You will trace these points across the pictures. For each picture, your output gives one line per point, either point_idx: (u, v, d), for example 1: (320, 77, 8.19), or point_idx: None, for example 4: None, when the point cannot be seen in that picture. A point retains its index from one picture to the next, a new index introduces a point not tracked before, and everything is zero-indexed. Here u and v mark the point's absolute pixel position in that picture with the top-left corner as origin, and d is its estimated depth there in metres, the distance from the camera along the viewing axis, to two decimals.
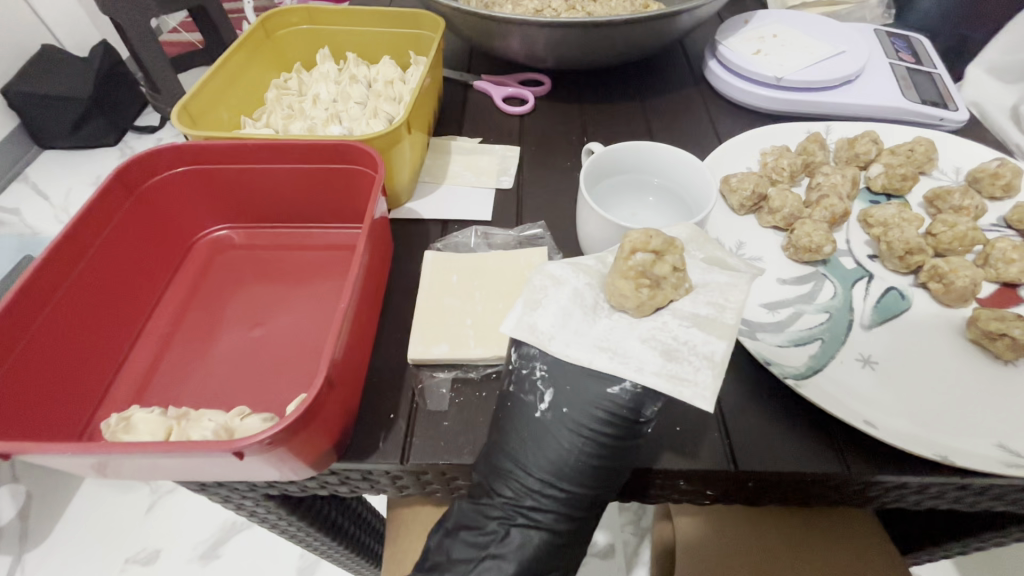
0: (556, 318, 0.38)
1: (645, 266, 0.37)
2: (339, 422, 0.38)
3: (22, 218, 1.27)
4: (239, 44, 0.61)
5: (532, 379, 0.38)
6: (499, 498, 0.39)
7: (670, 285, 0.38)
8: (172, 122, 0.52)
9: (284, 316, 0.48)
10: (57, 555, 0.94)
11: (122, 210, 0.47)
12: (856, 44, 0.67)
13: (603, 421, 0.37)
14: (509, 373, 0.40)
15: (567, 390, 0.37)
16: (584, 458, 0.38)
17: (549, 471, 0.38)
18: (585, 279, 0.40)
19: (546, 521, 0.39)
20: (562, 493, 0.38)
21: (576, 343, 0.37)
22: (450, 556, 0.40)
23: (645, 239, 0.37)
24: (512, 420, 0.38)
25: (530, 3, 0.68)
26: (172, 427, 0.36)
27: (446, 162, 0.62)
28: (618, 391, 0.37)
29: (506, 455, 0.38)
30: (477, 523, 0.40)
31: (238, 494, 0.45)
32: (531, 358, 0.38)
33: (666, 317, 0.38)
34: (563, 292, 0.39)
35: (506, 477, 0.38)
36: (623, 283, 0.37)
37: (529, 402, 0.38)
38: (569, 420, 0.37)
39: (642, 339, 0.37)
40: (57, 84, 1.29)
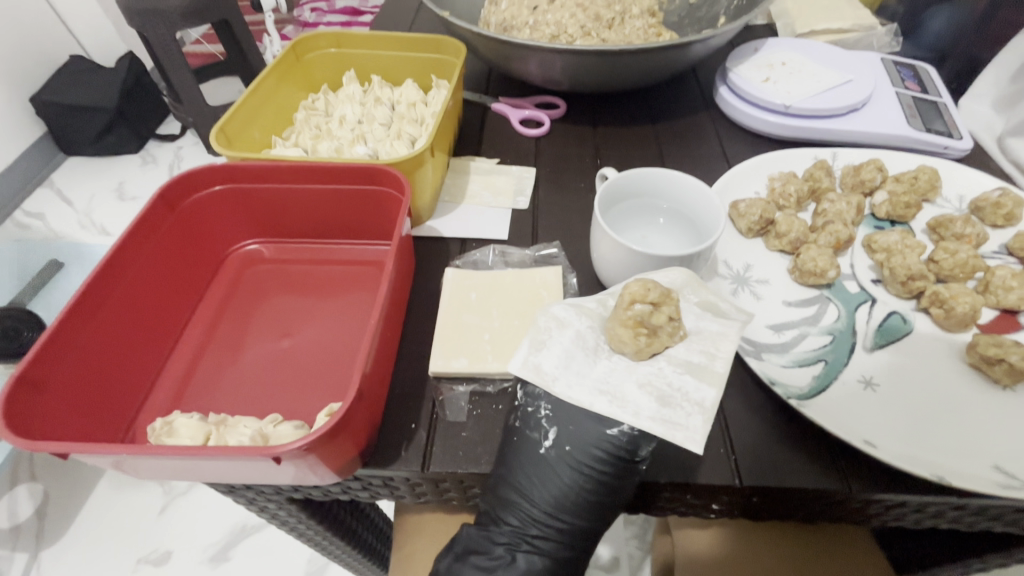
0: (560, 360, 0.41)
1: (643, 316, 0.40)
2: (365, 431, 0.40)
3: (47, 223, 1.31)
4: (271, 67, 0.64)
5: (537, 417, 0.41)
6: (506, 526, 0.42)
7: (666, 333, 0.41)
8: (211, 142, 0.56)
9: (312, 328, 0.50)
10: (72, 553, 0.97)
11: (163, 226, 0.50)
12: (862, 73, 0.69)
13: (603, 461, 0.40)
14: (515, 411, 0.42)
15: (569, 430, 0.41)
16: (585, 493, 0.40)
17: (551, 503, 0.41)
18: (587, 322, 0.43)
19: (548, 548, 0.42)
20: (562, 524, 0.41)
21: (577, 385, 0.40)
22: None
23: (643, 290, 0.40)
24: (517, 455, 0.41)
25: (548, 29, 0.71)
26: (211, 432, 0.39)
27: (464, 182, 0.64)
28: (616, 433, 0.39)
29: (512, 487, 0.41)
30: (484, 547, 0.43)
31: (264, 496, 0.47)
32: (536, 397, 0.42)
33: (662, 363, 0.41)
34: (566, 335, 0.42)
35: (511, 508, 0.41)
36: (622, 330, 0.40)
37: (533, 439, 0.41)
38: (570, 458, 0.40)
39: (639, 383, 0.40)
40: (84, 94, 1.34)
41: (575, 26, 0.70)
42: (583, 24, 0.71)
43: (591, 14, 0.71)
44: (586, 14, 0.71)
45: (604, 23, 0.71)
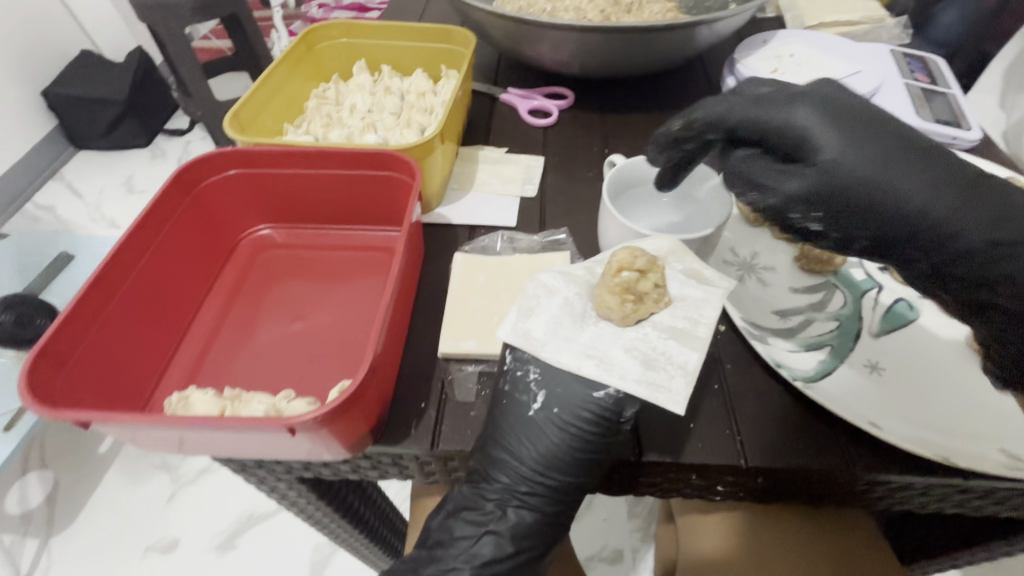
0: (547, 326, 0.41)
1: (629, 282, 0.41)
2: (376, 408, 0.41)
3: (58, 216, 1.33)
4: (283, 56, 0.65)
5: (526, 381, 0.42)
6: (497, 484, 0.42)
7: (652, 300, 0.42)
8: (224, 128, 0.57)
9: (324, 311, 0.51)
10: (81, 540, 0.98)
11: (179, 209, 0.51)
12: (871, 64, 0.69)
13: (590, 422, 0.41)
14: (502, 375, 0.43)
15: (557, 393, 0.42)
16: (572, 452, 0.42)
17: (539, 461, 0.42)
18: (575, 288, 0.43)
19: (536, 504, 0.43)
20: (550, 481, 0.43)
21: (565, 350, 0.41)
22: (452, 534, 0.44)
23: (630, 259, 0.42)
24: (506, 415, 0.42)
25: (567, 13, 0.72)
26: (226, 406, 0.40)
27: (473, 171, 0.65)
28: (602, 396, 0.41)
29: (501, 447, 0.41)
30: (476, 504, 0.43)
31: (275, 475, 0.48)
32: (526, 361, 0.42)
33: (648, 328, 0.41)
34: (554, 301, 0.42)
35: (501, 466, 0.42)
36: (610, 297, 0.41)
37: (523, 401, 0.42)
38: (558, 419, 0.42)
39: (625, 348, 0.41)
40: (95, 88, 1.36)
41: (594, 10, 0.72)
42: (602, 9, 0.73)
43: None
44: (605, 1, 0.73)
45: (623, 8, 0.73)
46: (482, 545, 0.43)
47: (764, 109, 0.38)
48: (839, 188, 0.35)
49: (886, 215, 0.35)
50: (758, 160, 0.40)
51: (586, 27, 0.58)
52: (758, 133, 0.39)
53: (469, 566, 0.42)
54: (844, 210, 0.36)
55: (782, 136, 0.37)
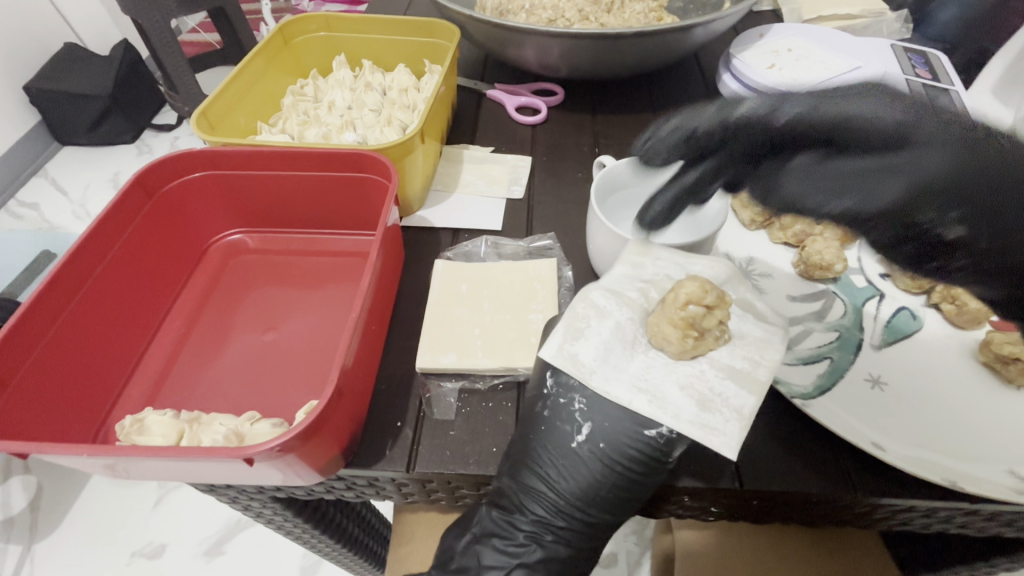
0: (597, 352, 0.38)
1: (696, 317, 0.37)
2: (347, 429, 0.38)
3: (41, 213, 1.28)
4: (257, 51, 0.62)
5: (570, 410, 0.38)
6: (530, 516, 0.40)
7: (714, 337, 0.38)
8: (190, 127, 0.53)
9: (298, 320, 0.49)
10: (64, 549, 0.93)
11: (140, 213, 0.48)
12: (871, 60, 0.66)
13: (636, 461, 0.37)
14: (542, 400, 0.39)
15: (605, 426, 0.37)
16: (615, 489, 0.38)
17: (580, 498, 0.39)
18: (628, 312, 0.40)
19: (572, 539, 0.40)
20: (588, 519, 0.40)
21: (615, 380, 0.37)
22: (481, 562, 0.42)
23: (701, 293, 0.38)
24: (544, 444, 0.39)
25: (543, 13, 0.69)
26: (184, 430, 0.37)
27: (458, 171, 0.62)
28: (654, 435, 0.37)
29: (538, 476, 0.39)
30: (507, 533, 0.41)
31: (246, 495, 0.45)
32: (569, 388, 0.39)
33: (704, 366, 0.38)
34: (605, 325, 0.39)
35: (535, 498, 0.39)
36: (669, 328, 0.38)
37: (566, 431, 0.38)
38: (604, 455, 0.37)
39: (681, 386, 0.37)
40: (78, 82, 1.31)
41: (572, 10, 0.69)
42: (581, 8, 0.69)
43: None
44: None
45: (603, 6, 0.69)
46: None
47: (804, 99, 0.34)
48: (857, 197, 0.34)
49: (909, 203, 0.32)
50: (825, 166, 0.34)
51: (573, 33, 0.56)
52: (798, 132, 0.35)
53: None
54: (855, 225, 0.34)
55: (822, 131, 0.34)
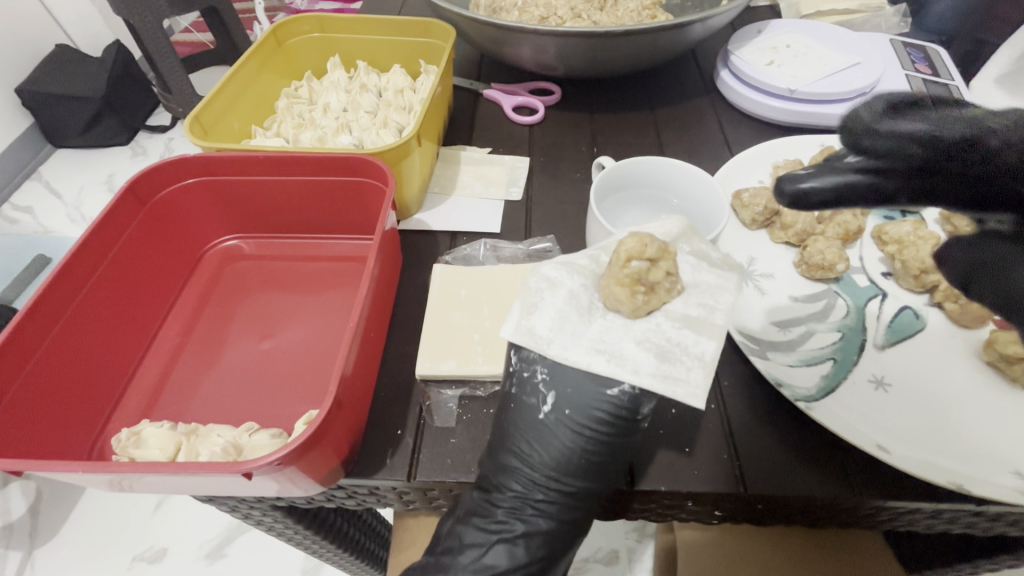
0: (553, 322, 0.38)
1: (640, 273, 0.37)
2: (347, 439, 0.38)
3: (35, 216, 1.27)
4: (250, 54, 0.61)
5: (534, 382, 0.39)
6: (508, 493, 0.39)
7: (664, 289, 0.38)
8: (184, 132, 0.52)
9: (295, 328, 0.48)
10: (64, 554, 0.93)
11: (133, 222, 0.47)
12: (870, 54, 0.66)
13: (604, 422, 0.37)
14: (510, 376, 0.40)
15: (567, 393, 0.38)
16: (587, 455, 0.38)
17: (553, 468, 0.39)
18: (580, 280, 0.40)
19: (554, 512, 0.40)
20: (566, 488, 0.39)
21: (573, 346, 0.37)
22: (462, 541, 0.40)
23: (640, 247, 0.38)
24: (514, 421, 0.39)
25: (536, 10, 0.68)
26: (181, 443, 0.37)
27: (455, 173, 0.62)
28: (617, 393, 0.37)
29: (512, 452, 0.39)
30: (486, 511, 0.40)
31: (247, 504, 0.44)
32: (532, 361, 0.39)
33: (660, 319, 0.38)
34: (559, 296, 0.39)
35: (512, 473, 0.39)
36: (619, 289, 0.38)
37: (532, 404, 0.39)
38: (570, 421, 0.38)
39: (637, 341, 0.38)
40: (70, 85, 1.29)
41: (565, 9, 0.68)
42: (573, 7, 0.69)
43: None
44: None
45: (596, 5, 0.69)
46: (493, 555, 0.39)
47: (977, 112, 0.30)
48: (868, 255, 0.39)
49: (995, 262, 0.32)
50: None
51: (565, 32, 0.55)
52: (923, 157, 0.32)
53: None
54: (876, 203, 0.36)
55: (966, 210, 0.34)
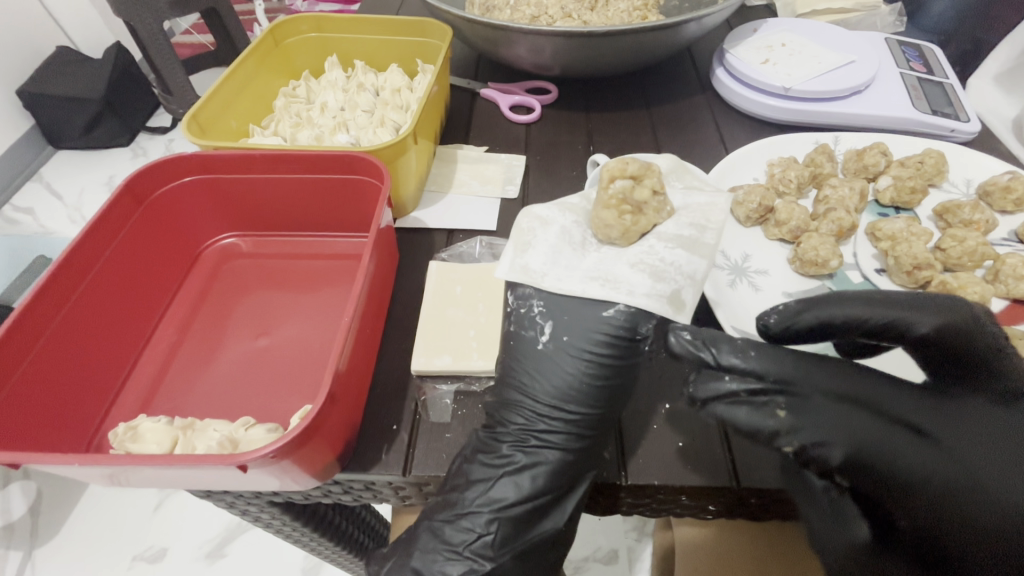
0: (546, 257, 0.42)
1: (625, 192, 0.41)
2: (342, 434, 0.38)
3: (36, 218, 1.28)
4: (248, 53, 0.61)
5: (531, 316, 0.42)
6: (511, 426, 0.40)
7: (651, 209, 0.42)
8: (181, 131, 0.53)
9: (293, 325, 0.48)
10: (65, 554, 0.93)
11: (131, 218, 0.48)
12: (865, 53, 0.66)
13: (602, 343, 0.41)
14: (508, 316, 0.43)
15: (564, 320, 0.41)
16: (589, 377, 0.40)
17: (556, 394, 0.41)
18: (570, 217, 0.44)
19: (560, 442, 0.40)
20: (571, 415, 0.40)
21: (567, 278, 0.41)
22: (467, 479, 0.39)
23: (621, 167, 0.42)
24: (514, 355, 0.42)
25: (527, 9, 0.69)
26: (178, 437, 0.37)
27: (451, 171, 0.62)
28: (613, 314, 0.41)
29: (515, 386, 0.41)
30: (490, 447, 0.40)
31: (244, 500, 0.44)
32: (527, 297, 0.42)
33: (652, 241, 0.42)
34: (551, 232, 0.43)
35: (514, 405, 0.41)
36: (607, 213, 0.42)
37: (530, 336, 0.42)
38: (569, 346, 0.41)
39: (631, 264, 0.41)
40: (70, 86, 1.30)
41: (556, 8, 0.69)
42: (564, 6, 0.69)
43: None
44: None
45: (586, 5, 0.69)
46: (501, 489, 0.39)
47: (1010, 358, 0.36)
48: (848, 418, 0.37)
49: (956, 479, 0.35)
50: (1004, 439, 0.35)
51: (566, 32, 0.56)
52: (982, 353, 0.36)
53: (488, 510, 0.38)
54: (865, 456, 0.36)
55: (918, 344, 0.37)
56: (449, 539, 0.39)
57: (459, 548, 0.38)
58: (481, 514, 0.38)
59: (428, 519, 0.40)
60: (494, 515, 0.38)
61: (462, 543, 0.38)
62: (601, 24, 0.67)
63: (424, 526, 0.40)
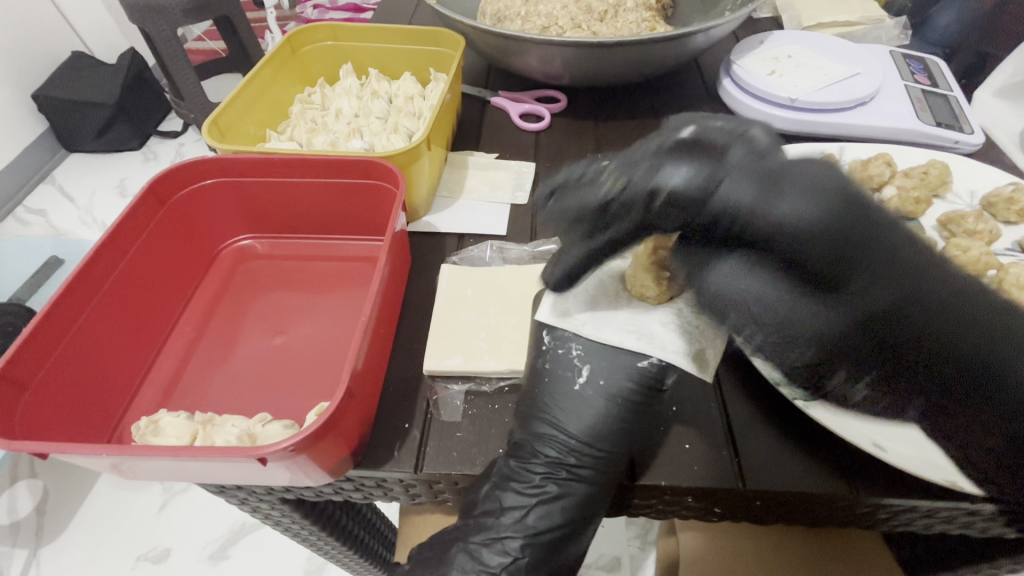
0: (586, 305, 0.43)
1: (664, 261, 0.40)
2: (357, 431, 0.39)
3: (48, 219, 1.30)
4: (266, 60, 0.63)
5: (569, 357, 0.42)
6: (542, 459, 0.40)
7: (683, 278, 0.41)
8: (201, 135, 0.54)
9: (308, 325, 0.49)
10: (69, 552, 0.93)
11: (153, 220, 0.49)
12: (870, 65, 0.67)
13: (636, 392, 0.40)
14: (542, 355, 0.43)
15: (603, 364, 0.41)
16: (621, 421, 0.40)
17: (587, 433, 0.40)
18: (609, 273, 0.44)
19: (589, 476, 0.40)
20: (598, 453, 0.40)
21: (605, 326, 0.41)
22: (501, 505, 0.41)
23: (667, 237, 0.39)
24: (549, 391, 0.41)
25: (538, 20, 0.70)
26: (197, 431, 0.39)
27: (462, 177, 0.63)
28: (646, 364, 0.40)
29: (546, 422, 0.41)
30: (522, 477, 0.40)
31: (256, 497, 0.45)
32: (565, 339, 0.42)
33: (681, 305, 0.41)
34: (591, 283, 0.43)
35: (546, 440, 0.40)
36: (644, 275, 0.41)
37: (567, 376, 0.41)
38: (604, 390, 0.41)
39: (663, 323, 0.41)
40: (85, 91, 1.33)
41: (566, 18, 0.70)
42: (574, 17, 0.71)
43: (582, 6, 0.71)
44: (578, 7, 0.70)
45: (596, 16, 0.70)
46: (534, 515, 0.40)
47: (776, 206, 0.32)
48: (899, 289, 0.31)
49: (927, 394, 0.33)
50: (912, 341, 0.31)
51: (577, 43, 0.57)
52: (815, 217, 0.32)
53: (522, 535, 0.40)
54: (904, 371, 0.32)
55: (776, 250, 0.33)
56: (485, 561, 0.40)
57: (496, 571, 0.40)
58: (515, 539, 0.40)
59: (463, 541, 0.42)
60: (527, 540, 0.40)
61: (498, 565, 0.40)
62: (610, 35, 0.68)
63: (459, 547, 0.42)
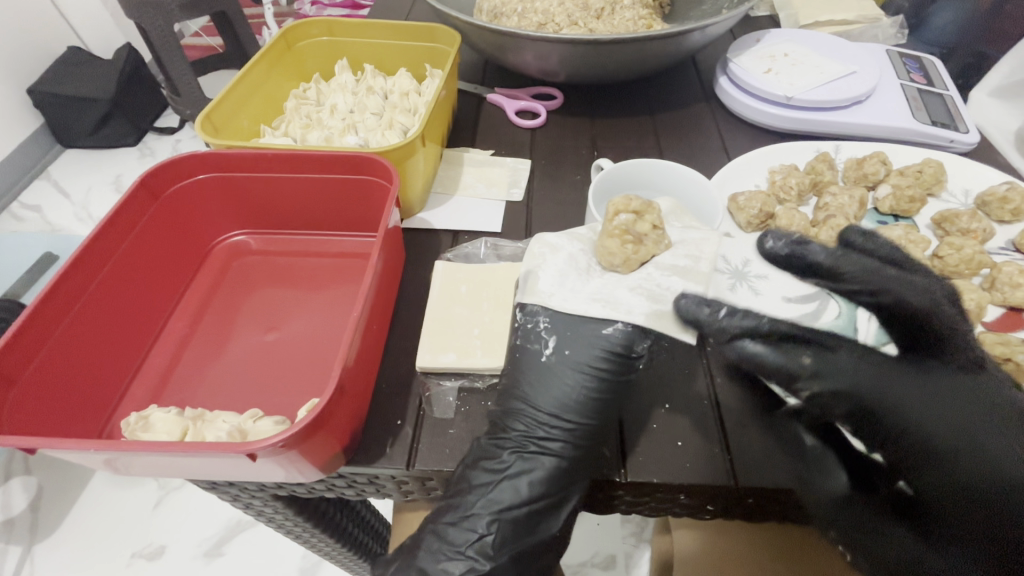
0: (554, 279, 0.44)
1: (628, 224, 0.43)
2: (349, 428, 0.39)
3: (43, 215, 1.29)
4: (262, 55, 0.63)
5: (537, 331, 0.43)
6: (511, 433, 0.41)
7: (651, 241, 0.44)
8: (195, 129, 0.54)
9: (301, 318, 0.49)
10: (64, 548, 0.93)
11: (146, 213, 0.49)
12: (866, 64, 0.67)
13: (604, 363, 0.42)
14: (515, 331, 0.45)
15: (569, 335, 0.43)
16: (590, 393, 0.42)
17: (556, 404, 0.42)
18: (578, 245, 0.45)
19: (558, 449, 0.41)
20: (569, 425, 0.41)
21: (572, 299, 0.42)
22: (468, 484, 0.40)
23: (626, 202, 0.43)
24: (522, 365, 0.43)
25: (535, 17, 0.70)
26: (188, 427, 0.38)
27: (457, 174, 0.63)
28: (612, 332, 0.42)
29: (518, 395, 0.42)
30: (491, 454, 0.41)
31: (248, 494, 0.45)
32: (534, 314, 0.44)
33: (651, 269, 0.43)
34: (560, 257, 0.44)
35: (516, 413, 0.41)
36: (610, 242, 0.43)
37: (535, 349, 0.43)
38: (570, 361, 0.42)
39: (631, 288, 0.43)
40: (81, 86, 1.32)
41: (563, 15, 0.70)
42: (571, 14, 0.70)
43: (580, 3, 0.70)
44: (575, 4, 0.70)
45: (592, 13, 0.70)
46: (502, 491, 0.40)
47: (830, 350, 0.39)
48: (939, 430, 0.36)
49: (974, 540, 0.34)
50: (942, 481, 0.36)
51: (570, 40, 0.57)
52: (866, 406, 0.37)
53: (488, 512, 0.40)
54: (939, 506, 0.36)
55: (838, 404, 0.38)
56: (452, 540, 0.40)
57: (461, 548, 0.40)
58: (482, 516, 0.40)
59: (433, 523, 0.42)
60: (494, 517, 0.40)
61: (465, 542, 0.40)
62: (606, 32, 0.67)
63: (428, 529, 0.42)
